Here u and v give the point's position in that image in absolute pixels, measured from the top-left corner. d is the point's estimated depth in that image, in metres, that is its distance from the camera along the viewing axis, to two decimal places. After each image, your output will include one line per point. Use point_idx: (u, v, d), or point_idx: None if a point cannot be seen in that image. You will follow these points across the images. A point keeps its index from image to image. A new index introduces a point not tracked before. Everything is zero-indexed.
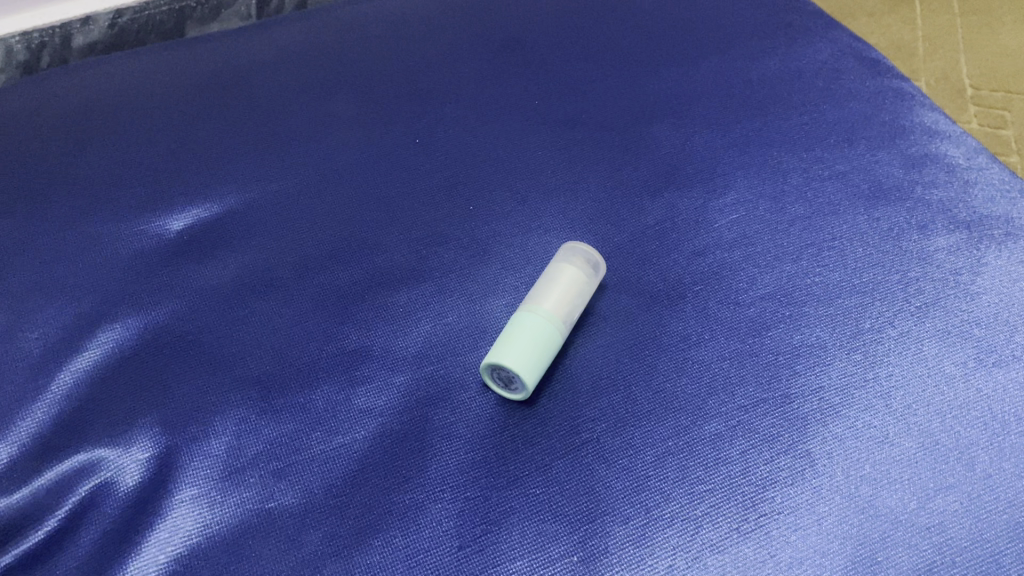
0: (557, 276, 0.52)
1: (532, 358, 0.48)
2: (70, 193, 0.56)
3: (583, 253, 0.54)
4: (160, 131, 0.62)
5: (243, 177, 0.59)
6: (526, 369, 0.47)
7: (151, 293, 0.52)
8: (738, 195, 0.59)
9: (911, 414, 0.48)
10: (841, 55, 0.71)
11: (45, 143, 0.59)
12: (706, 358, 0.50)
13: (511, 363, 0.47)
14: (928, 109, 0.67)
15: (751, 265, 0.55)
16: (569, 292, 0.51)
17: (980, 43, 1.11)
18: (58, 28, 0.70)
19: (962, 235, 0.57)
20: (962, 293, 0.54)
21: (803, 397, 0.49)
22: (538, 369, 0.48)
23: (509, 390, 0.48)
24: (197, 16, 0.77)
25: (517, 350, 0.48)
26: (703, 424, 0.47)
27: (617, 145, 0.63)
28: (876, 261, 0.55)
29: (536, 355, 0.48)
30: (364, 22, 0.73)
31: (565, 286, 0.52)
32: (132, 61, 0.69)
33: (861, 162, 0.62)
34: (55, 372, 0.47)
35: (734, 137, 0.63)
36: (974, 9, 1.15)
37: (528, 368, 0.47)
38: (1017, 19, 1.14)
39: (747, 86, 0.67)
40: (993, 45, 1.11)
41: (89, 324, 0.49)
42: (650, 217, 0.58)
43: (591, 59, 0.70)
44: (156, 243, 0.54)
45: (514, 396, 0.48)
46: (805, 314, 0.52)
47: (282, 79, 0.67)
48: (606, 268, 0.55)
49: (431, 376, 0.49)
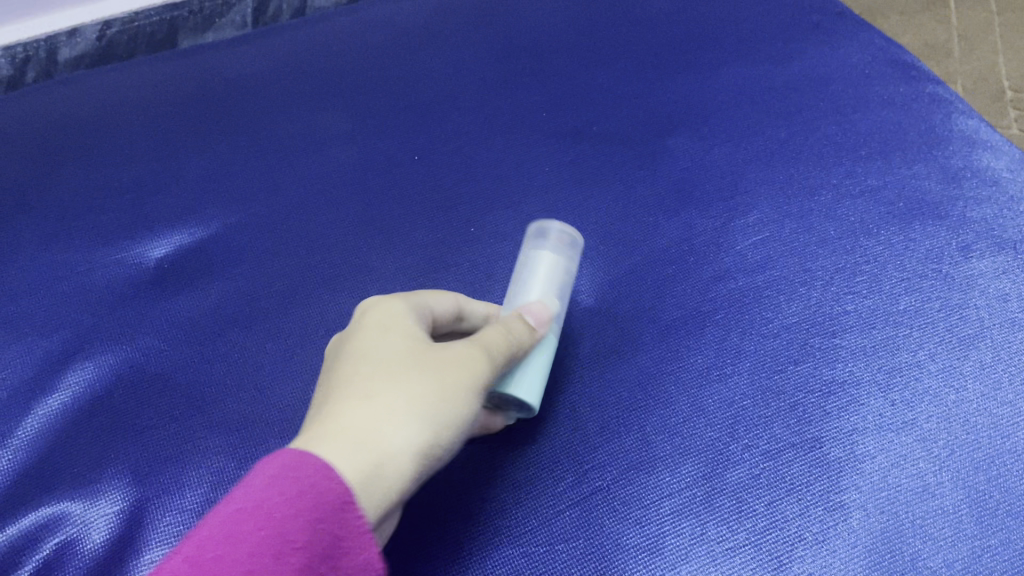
0: (536, 272, 0.47)
1: (540, 377, 0.43)
2: (47, 219, 0.54)
3: (558, 240, 0.49)
4: (145, 150, 0.59)
5: (230, 199, 0.56)
6: (537, 389, 0.42)
7: (127, 326, 0.48)
8: (763, 214, 0.55)
9: (956, 461, 0.44)
10: (872, 59, 0.66)
11: (24, 164, 0.57)
12: (727, 396, 0.46)
13: (526, 383, 0.42)
14: (967, 117, 0.62)
15: (777, 291, 0.51)
16: (555, 287, 0.47)
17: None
18: (42, 41, 0.67)
19: (1007, 257, 0.52)
20: (1009, 323, 0.49)
21: (836, 441, 0.44)
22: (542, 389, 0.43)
23: (499, 416, 0.44)
24: (190, 26, 0.73)
25: (522, 368, 0.42)
26: (725, 471, 0.43)
27: (629, 160, 0.59)
28: (915, 286, 0.51)
29: (543, 370, 0.43)
30: (364, 30, 0.69)
31: (549, 280, 0.47)
32: (120, 73, 0.66)
33: (895, 177, 0.57)
34: (23, 415, 0.44)
35: (756, 149, 0.59)
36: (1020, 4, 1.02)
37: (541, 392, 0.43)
38: None
39: (769, 94, 0.63)
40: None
41: (61, 363, 0.47)
42: (665, 239, 0.54)
43: (603, 66, 0.65)
44: (135, 271, 0.51)
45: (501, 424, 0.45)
46: (836, 346, 0.48)
47: (275, 94, 0.63)
48: (582, 249, 0.50)
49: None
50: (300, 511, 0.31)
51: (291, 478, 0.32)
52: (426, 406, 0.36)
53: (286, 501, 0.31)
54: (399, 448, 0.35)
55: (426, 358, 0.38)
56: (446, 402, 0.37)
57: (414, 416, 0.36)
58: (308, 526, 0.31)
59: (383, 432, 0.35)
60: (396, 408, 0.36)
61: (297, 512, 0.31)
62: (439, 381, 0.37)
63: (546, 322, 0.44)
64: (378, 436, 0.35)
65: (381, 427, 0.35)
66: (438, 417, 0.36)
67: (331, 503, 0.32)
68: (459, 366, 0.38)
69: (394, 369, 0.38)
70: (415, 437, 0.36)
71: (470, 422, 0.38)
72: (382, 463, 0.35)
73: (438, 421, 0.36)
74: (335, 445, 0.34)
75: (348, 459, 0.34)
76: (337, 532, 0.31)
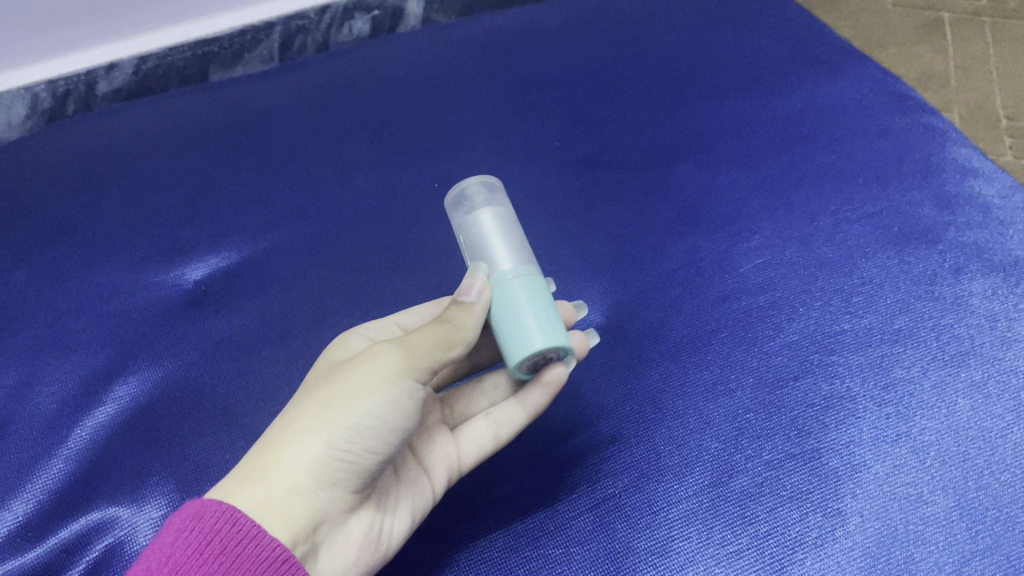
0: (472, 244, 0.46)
1: (545, 315, 0.41)
2: (88, 246, 0.57)
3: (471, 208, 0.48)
4: (179, 180, 0.62)
5: (261, 226, 0.59)
6: (548, 328, 0.40)
7: (167, 344, 0.52)
8: (764, 238, 0.58)
9: (946, 472, 0.46)
10: (870, 91, 0.70)
11: (66, 193, 0.61)
12: (732, 408, 0.49)
13: (524, 336, 0.40)
14: (961, 146, 0.65)
15: (778, 312, 0.54)
16: (491, 243, 0.45)
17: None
18: (82, 75, 0.71)
19: (997, 279, 0.55)
20: (999, 341, 0.52)
21: (833, 452, 0.47)
22: (552, 320, 0.41)
23: (557, 367, 0.43)
24: (221, 60, 0.76)
25: (510, 332, 0.41)
26: (729, 480, 0.46)
27: (638, 187, 0.62)
28: (909, 307, 0.54)
29: (543, 308, 0.41)
30: (385, 64, 0.73)
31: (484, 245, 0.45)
32: (155, 106, 0.69)
33: (890, 203, 0.60)
34: (72, 427, 0.48)
35: (759, 177, 0.62)
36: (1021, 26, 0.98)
37: (553, 328, 0.40)
38: None
39: (771, 124, 0.66)
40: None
41: (106, 378, 0.50)
42: (672, 262, 0.57)
43: (612, 100, 0.69)
44: (173, 293, 0.55)
45: (560, 370, 0.43)
46: (834, 362, 0.51)
47: (302, 126, 0.67)
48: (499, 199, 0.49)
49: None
50: (209, 559, 0.35)
51: (191, 531, 0.35)
52: (323, 417, 0.37)
53: (194, 553, 0.35)
54: (291, 463, 0.37)
55: (344, 367, 0.39)
56: (335, 408, 0.37)
57: (311, 429, 0.37)
58: (218, 572, 0.34)
59: (276, 451, 0.37)
60: (299, 425, 0.37)
61: (202, 563, 0.34)
62: (331, 390, 0.38)
63: (483, 286, 0.42)
64: (269, 456, 0.37)
65: (277, 444, 0.37)
66: (325, 424, 0.37)
67: (238, 542, 0.35)
68: (363, 369, 0.38)
69: (315, 388, 0.39)
70: (304, 449, 0.37)
71: (380, 419, 0.37)
72: (273, 482, 0.37)
73: (328, 429, 0.37)
74: (240, 468, 0.38)
75: (243, 485, 0.37)
76: (250, 567, 0.35)
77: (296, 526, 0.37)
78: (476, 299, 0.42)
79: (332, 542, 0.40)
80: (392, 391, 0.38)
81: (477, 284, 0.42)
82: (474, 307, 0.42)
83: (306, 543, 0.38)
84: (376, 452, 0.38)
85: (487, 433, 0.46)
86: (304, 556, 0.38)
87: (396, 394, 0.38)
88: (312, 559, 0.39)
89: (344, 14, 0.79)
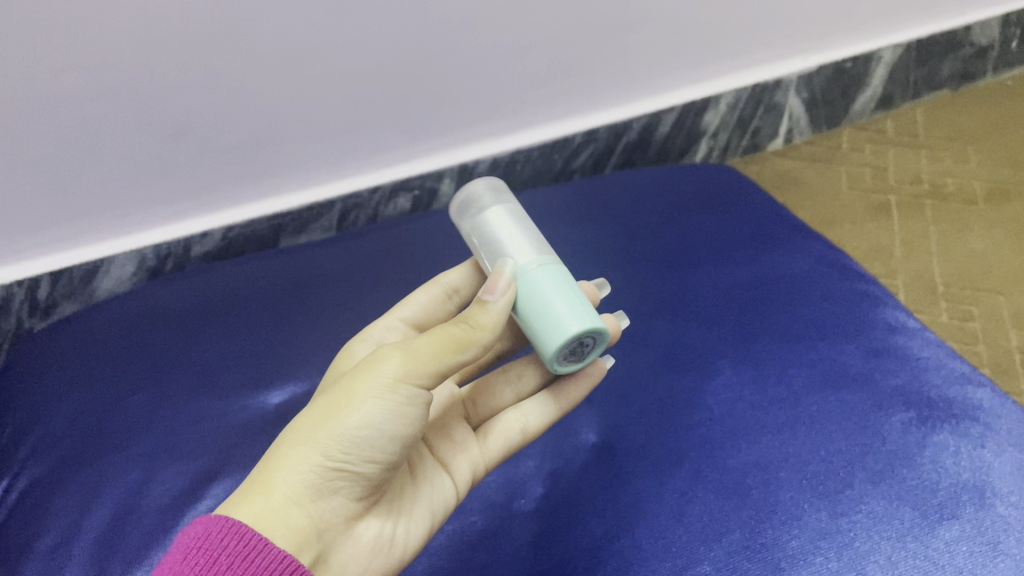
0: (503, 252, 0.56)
1: (544, 327, 0.52)
2: (190, 376, 0.73)
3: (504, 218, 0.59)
4: (259, 322, 0.78)
5: (326, 362, 0.74)
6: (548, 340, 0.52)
7: (255, 454, 0.66)
8: (727, 378, 0.73)
9: (868, 562, 0.58)
10: (817, 262, 0.86)
11: (171, 333, 0.77)
12: (699, 512, 0.62)
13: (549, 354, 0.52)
14: (892, 309, 0.81)
15: (738, 437, 0.68)
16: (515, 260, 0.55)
17: (969, 243, 1.08)
18: (183, 240, 0.91)
19: (914, 415, 0.69)
20: (912, 463, 0.65)
21: (777, 545, 0.60)
22: (549, 331, 0.51)
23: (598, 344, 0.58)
24: (290, 229, 0.97)
25: (538, 337, 0.52)
26: (694, 566, 0.59)
27: (627, 339, 0.78)
28: (841, 435, 0.67)
29: (542, 321, 0.52)
30: (425, 234, 0.90)
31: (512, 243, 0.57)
32: (239, 264, 0.87)
33: (829, 352, 0.75)
34: (181, 516, 0.61)
35: (724, 330, 0.78)
36: (958, 207, 1.14)
37: (575, 321, 0.51)
38: (1009, 219, 1.11)
39: (735, 288, 0.83)
40: (984, 244, 1.08)
41: (207, 480, 0.64)
42: (653, 397, 0.72)
43: (606, 268, 0.86)
44: (258, 413, 0.70)
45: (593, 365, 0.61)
46: (779, 477, 0.64)
47: (358, 282, 0.83)
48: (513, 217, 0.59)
49: (465, 545, 0.63)
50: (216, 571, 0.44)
51: (203, 545, 0.45)
52: (319, 432, 0.47)
53: (202, 569, 0.44)
54: (287, 479, 0.47)
55: (348, 377, 0.50)
56: (333, 423, 0.47)
57: (310, 442, 0.47)
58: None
59: (276, 470, 0.47)
60: (302, 438, 0.48)
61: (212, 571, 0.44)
62: (329, 403, 0.48)
63: (505, 287, 0.53)
64: (266, 477, 0.47)
65: (278, 462, 0.48)
66: (323, 439, 0.47)
67: (242, 555, 0.44)
68: (365, 380, 0.48)
69: (323, 398, 0.50)
70: (304, 463, 0.47)
71: (374, 428, 0.48)
72: (274, 497, 0.47)
73: (320, 445, 0.47)
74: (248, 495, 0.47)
75: (248, 505, 0.47)
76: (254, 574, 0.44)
77: (297, 536, 0.46)
78: (498, 297, 0.52)
79: (343, 548, 0.50)
80: (387, 400, 0.48)
81: (499, 287, 0.52)
82: (493, 307, 0.52)
83: (313, 552, 0.48)
84: (372, 460, 0.49)
85: (517, 427, 0.61)
86: (314, 562, 0.48)
87: (389, 405, 0.48)
88: (323, 564, 0.49)
89: (390, 194, 1.00)
